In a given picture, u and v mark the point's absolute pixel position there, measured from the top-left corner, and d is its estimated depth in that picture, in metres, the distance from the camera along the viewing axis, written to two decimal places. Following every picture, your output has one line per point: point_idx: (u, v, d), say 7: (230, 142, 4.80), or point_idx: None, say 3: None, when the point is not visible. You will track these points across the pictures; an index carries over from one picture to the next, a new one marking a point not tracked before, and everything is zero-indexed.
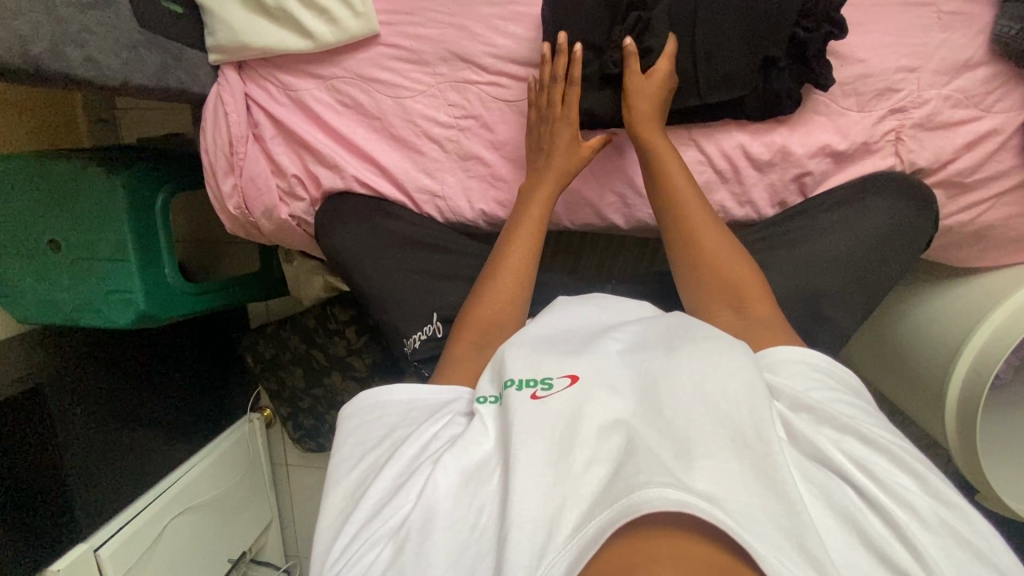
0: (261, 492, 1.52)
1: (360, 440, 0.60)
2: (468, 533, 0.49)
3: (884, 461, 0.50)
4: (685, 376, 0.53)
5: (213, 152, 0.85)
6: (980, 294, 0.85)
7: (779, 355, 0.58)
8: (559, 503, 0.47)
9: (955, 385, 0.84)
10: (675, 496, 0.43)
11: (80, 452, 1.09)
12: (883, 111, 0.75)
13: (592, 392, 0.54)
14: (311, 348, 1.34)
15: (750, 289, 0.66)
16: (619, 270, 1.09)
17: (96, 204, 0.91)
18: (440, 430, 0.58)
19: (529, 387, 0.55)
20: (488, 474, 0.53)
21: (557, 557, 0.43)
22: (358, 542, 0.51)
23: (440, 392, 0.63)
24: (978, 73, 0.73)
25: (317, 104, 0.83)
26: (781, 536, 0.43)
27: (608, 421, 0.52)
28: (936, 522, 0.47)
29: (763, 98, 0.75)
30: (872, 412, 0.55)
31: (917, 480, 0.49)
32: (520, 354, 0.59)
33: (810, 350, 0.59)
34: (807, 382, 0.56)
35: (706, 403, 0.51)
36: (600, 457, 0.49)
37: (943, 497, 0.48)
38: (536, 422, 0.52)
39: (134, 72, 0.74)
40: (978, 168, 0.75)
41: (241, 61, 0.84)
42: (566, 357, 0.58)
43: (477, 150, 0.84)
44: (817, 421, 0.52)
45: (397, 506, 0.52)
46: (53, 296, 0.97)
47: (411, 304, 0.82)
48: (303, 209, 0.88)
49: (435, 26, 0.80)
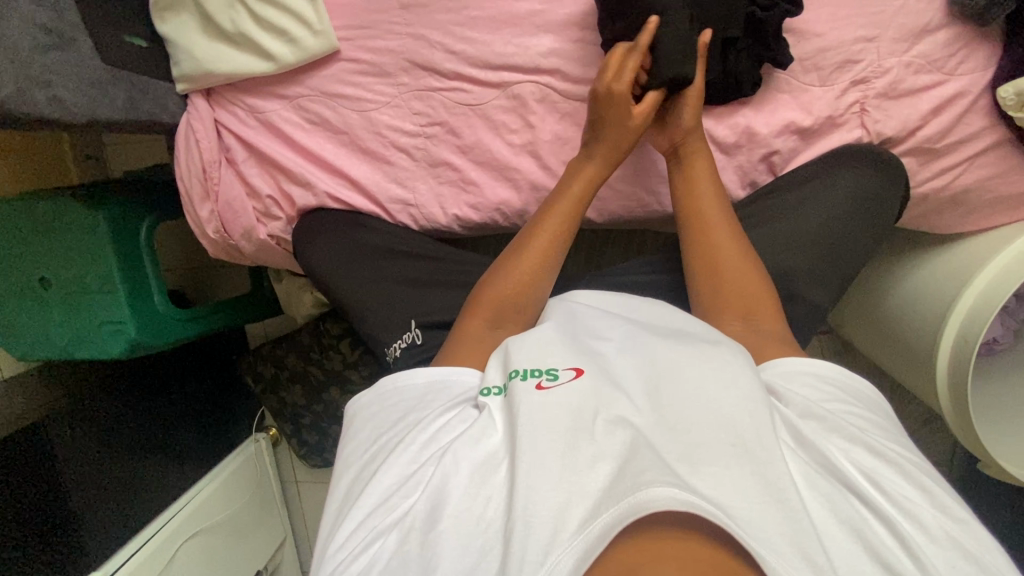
0: (274, 511, 1.54)
1: (377, 424, 0.62)
2: (474, 526, 0.49)
3: (890, 471, 0.52)
4: (692, 374, 0.55)
5: (189, 180, 0.87)
6: (962, 259, 0.84)
7: (786, 367, 0.60)
8: (565, 499, 0.47)
9: (944, 354, 0.83)
10: (680, 497, 0.44)
11: (86, 482, 1.12)
12: (845, 84, 0.75)
13: (596, 389, 0.55)
14: (307, 364, 1.36)
15: (760, 302, 0.66)
16: (605, 264, 1.09)
17: (82, 239, 0.93)
18: (450, 420, 0.58)
19: (534, 376, 0.56)
20: (497, 463, 0.53)
21: (563, 554, 0.43)
22: (364, 530, 0.53)
23: (457, 373, 0.63)
24: (938, 37, 0.72)
25: (286, 123, 0.85)
26: (784, 544, 0.44)
27: (616, 419, 0.53)
28: (940, 534, 0.48)
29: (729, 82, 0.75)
30: (881, 423, 0.57)
31: (926, 495, 0.51)
32: (526, 345, 0.60)
33: (818, 361, 0.61)
34: (821, 394, 0.58)
35: (707, 406, 0.53)
36: (605, 454, 0.50)
37: (950, 511, 0.50)
38: (543, 410, 0.53)
39: (101, 107, 0.76)
40: (948, 132, 0.74)
41: (209, 88, 0.85)
42: (575, 353, 0.59)
43: (446, 156, 0.84)
44: (826, 430, 0.54)
45: (405, 495, 0.54)
46: (48, 332, 0.99)
47: (390, 314, 0.82)
48: (280, 228, 0.89)
49: (393, 37, 0.81)
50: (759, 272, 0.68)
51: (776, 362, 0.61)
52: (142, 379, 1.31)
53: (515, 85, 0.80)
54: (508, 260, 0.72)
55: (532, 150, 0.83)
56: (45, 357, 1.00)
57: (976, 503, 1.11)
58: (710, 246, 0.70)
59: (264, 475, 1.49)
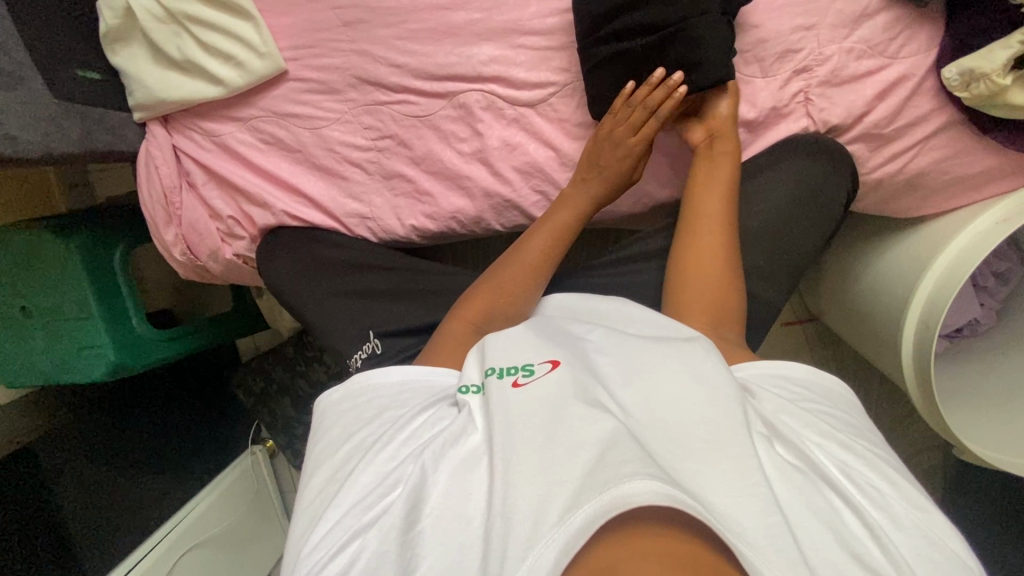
0: (276, 522, 1.55)
1: (350, 422, 0.64)
2: (458, 524, 0.49)
3: (860, 464, 0.53)
4: (663, 371, 0.57)
5: (152, 206, 0.89)
6: (921, 242, 0.83)
7: (750, 372, 0.61)
8: (547, 491, 0.47)
9: (908, 339, 0.82)
10: (662, 491, 0.44)
11: (79, 498, 1.16)
12: (787, 74, 0.74)
13: (574, 379, 0.57)
14: (295, 377, 1.39)
15: (726, 309, 0.67)
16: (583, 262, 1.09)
17: (58, 268, 0.97)
18: (428, 418, 0.61)
19: (510, 375, 0.59)
20: (476, 461, 0.54)
21: (547, 546, 0.42)
22: (341, 529, 0.54)
23: (437, 374, 0.67)
24: (878, 21, 0.71)
25: (242, 145, 0.86)
26: (761, 535, 0.45)
27: (594, 406, 0.54)
28: (909, 524, 0.49)
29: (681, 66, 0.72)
30: (846, 416, 0.59)
31: (893, 484, 0.52)
32: (501, 344, 0.63)
33: (784, 363, 0.62)
34: (786, 391, 0.59)
35: (681, 402, 0.54)
36: (585, 442, 0.50)
37: (917, 501, 0.51)
38: (520, 403, 0.55)
39: (55, 142, 0.80)
40: (895, 115, 0.73)
41: (166, 115, 0.87)
42: (549, 348, 0.62)
43: (399, 168, 0.85)
44: (799, 424, 0.55)
45: (384, 493, 0.55)
46: (31, 360, 1.02)
47: (348, 326, 0.83)
48: (244, 247, 0.91)
49: (338, 55, 0.82)
50: (732, 282, 0.69)
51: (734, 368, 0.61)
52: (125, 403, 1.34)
53: (460, 94, 0.81)
54: (495, 278, 0.75)
55: (482, 157, 0.83)
56: (31, 382, 1.03)
57: (970, 487, 1.09)
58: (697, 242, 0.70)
59: (262, 488, 1.50)
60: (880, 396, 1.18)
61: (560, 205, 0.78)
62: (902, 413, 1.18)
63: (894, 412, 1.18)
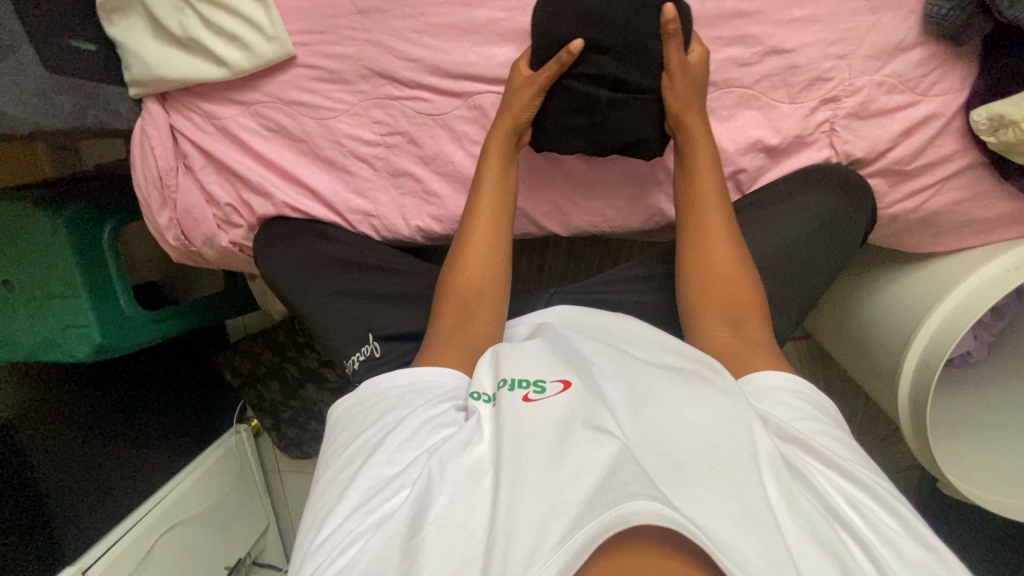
0: (256, 500, 1.56)
1: (355, 425, 0.64)
2: (458, 536, 0.48)
3: (868, 500, 0.53)
4: (672, 398, 0.56)
5: (145, 186, 0.85)
6: (931, 281, 0.82)
7: (762, 383, 0.60)
8: (547, 511, 0.47)
9: (907, 378, 0.82)
10: (664, 513, 0.44)
11: (62, 476, 1.13)
12: (814, 103, 0.72)
13: (584, 399, 0.57)
14: (284, 361, 1.37)
15: (745, 304, 0.67)
16: (588, 270, 1.10)
17: (44, 243, 0.93)
18: (433, 423, 0.60)
19: (522, 388, 0.58)
20: (482, 474, 0.52)
21: (545, 566, 0.43)
22: (344, 532, 0.53)
23: (433, 374, 0.65)
24: (912, 56, 0.69)
25: (243, 131, 0.83)
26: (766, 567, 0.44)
27: (599, 427, 0.54)
28: (916, 563, 0.50)
29: (628, 123, 0.73)
30: (854, 446, 0.59)
31: (899, 521, 0.52)
32: (517, 357, 0.62)
33: (795, 376, 0.62)
34: (793, 412, 0.59)
35: (688, 426, 0.53)
36: (590, 463, 0.50)
37: (926, 540, 0.51)
38: (529, 420, 0.54)
39: (44, 118, 0.75)
40: (918, 153, 0.72)
41: (163, 93, 0.83)
42: (562, 366, 0.61)
43: (407, 166, 0.83)
44: (806, 455, 0.55)
45: (390, 496, 0.55)
46: (11, 334, 0.98)
47: (348, 326, 0.82)
48: (241, 236, 0.88)
49: (350, 43, 0.78)
50: (751, 282, 0.68)
51: (762, 375, 0.61)
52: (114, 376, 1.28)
53: (477, 95, 0.78)
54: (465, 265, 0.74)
55: None
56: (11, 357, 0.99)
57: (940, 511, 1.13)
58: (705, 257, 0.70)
59: (244, 467, 1.50)
60: (861, 418, 1.21)
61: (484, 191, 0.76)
62: (883, 434, 1.21)
63: (875, 431, 1.21)
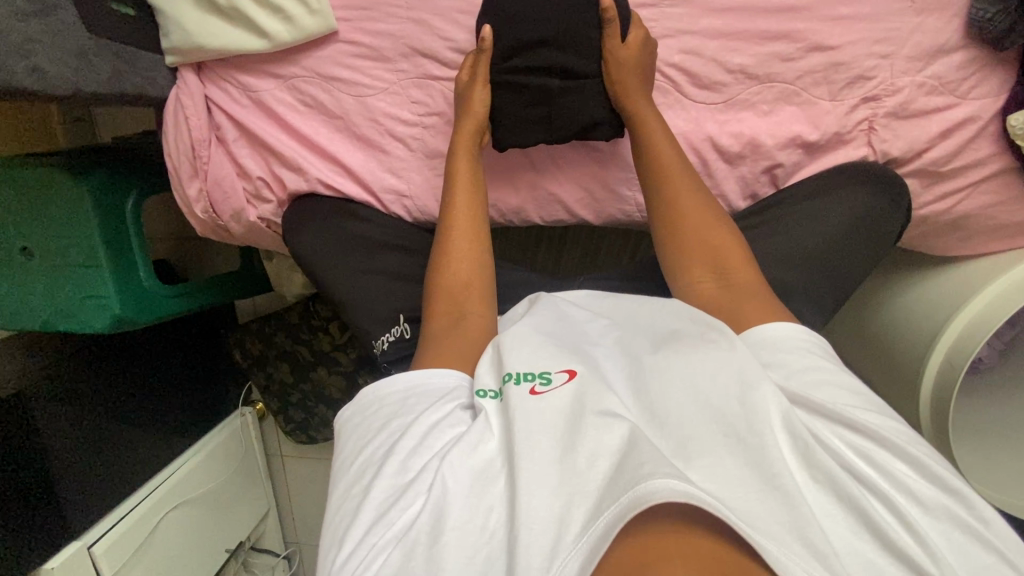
0: (257, 484, 1.55)
1: (359, 436, 0.61)
2: (476, 535, 0.50)
3: (881, 447, 0.51)
4: (676, 374, 0.55)
5: (177, 157, 0.85)
6: (959, 281, 0.84)
7: (770, 333, 0.59)
8: (566, 501, 0.48)
9: (929, 376, 0.83)
10: (680, 488, 0.44)
11: (72, 456, 1.09)
12: (854, 101, 0.73)
13: (591, 385, 0.55)
14: (295, 344, 1.35)
15: (731, 256, 0.67)
16: (606, 262, 1.10)
17: (67, 210, 0.91)
18: (439, 423, 0.59)
19: (528, 381, 0.57)
20: (495, 473, 0.54)
21: (568, 557, 0.44)
22: (365, 547, 0.52)
23: (442, 376, 0.63)
24: (953, 58, 0.70)
25: (279, 104, 0.82)
26: (784, 531, 0.45)
27: (608, 411, 0.53)
28: (936, 507, 0.49)
29: (582, 110, 0.76)
30: (863, 390, 0.56)
31: (915, 467, 0.51)
32: (520, 346, 0.60)
33: (793, 327, 0.60)
34: (792, 368, 0.56)
35: (697, 399, 0.53)
36: (604, 449, 0.50)
37: (947, 483, 0.50)
38: (538, 415, 0.54)
39: (84, 80, 0.73)
40: (954, 155, 0.73)
41: (200, 63, 0.82)
42: (562, 352, 0.59)
43: (443, 148, 0.82)
44: (810, 414, 0.53)
45: (405, 506, 0.53)
46: (28, 302, 0.97)
47: (377, 306, 0.81)
48: (271, 211, 0.87)
49: (394, 21, 0.78)
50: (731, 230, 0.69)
51: (767, 326, 0.60)
52: (117, 353, 1.25)
53: None
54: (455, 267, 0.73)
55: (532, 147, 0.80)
56: (26, 327, 0.98)
57: None
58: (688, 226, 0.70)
59: (247, 451, 1.49)
60: None
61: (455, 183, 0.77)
62: None
63: None
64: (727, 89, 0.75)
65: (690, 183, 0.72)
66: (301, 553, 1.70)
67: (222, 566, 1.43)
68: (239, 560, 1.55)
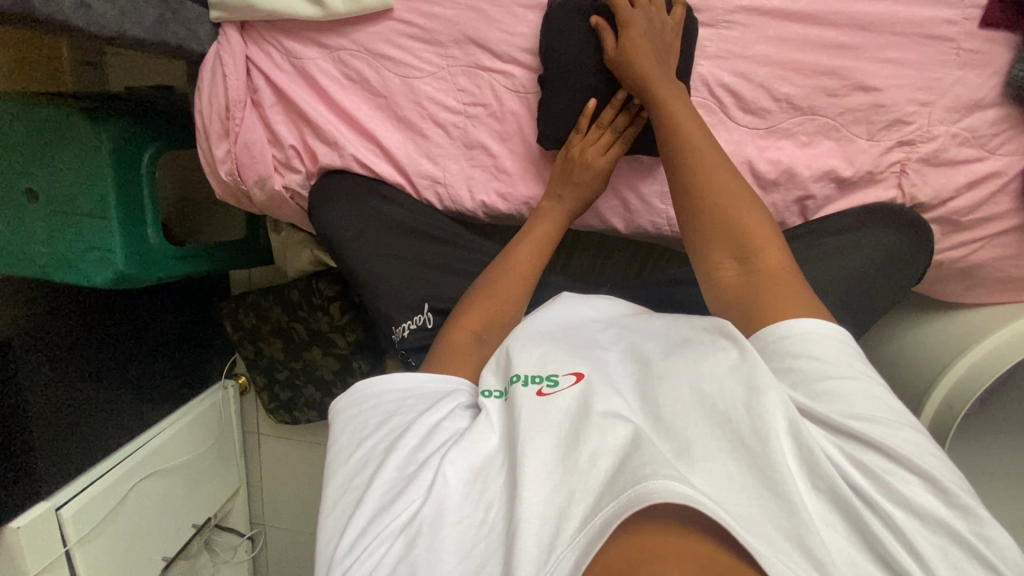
0: (229, 460, 1.50)
1: (356, 429, 0.60)
2: (475, 530, 0.50)
3: (886, 459, 0.48)
4: (680, 380, 0.54)
5: (209, 115, 0.82)
6: (963, 327, 0.87)
7: (800, 329, 0.55)
8: (567, 497, 0.47)
9: (927, 416, 0.86)
10: (679, 490, 0.42)
11: (49, 411, 1.02)
12: (891, 143, 0.76)
13: (595, 387, 0.55)
14: (292, 321, 1.31)
15: (761, 238, 0.62)
16: (610, 269, 1.09)
17: (79, 155, 0.87)
18: (440, 422, 0.58)
19: (535, 383, 0.56)
20: (492, 469, 0.53)
21: (567, 549, 0.43)
22: (368, 536, 0.50)
23: (437, 380, 0.63)
24: (988, 114, 0.73)
25: (322, 75, 0.81)
26: (779, 536, 0.44)
27: (615, 412, 0.52)
28: (938, 522, 0.46)
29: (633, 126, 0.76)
30: (878, 394, 0.52)
31: (919, 477, 0.48)
32: (528, 350, 0.60)
33: (834, 327, 0.55)
34: (805, 373, 0.53)
35: (702, 403, 0.51)
36: (607, 449, 0.49)
37: (950, 497, 0.47)
38: (542, 415, 0.53)
39: (129, 23, 0.70)
40: (976, 207, 0.76)
41: (245, 22, 0.80)
42: (572, 356, 0.59)
43: (483, 139, 0.81)
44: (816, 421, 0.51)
45: (407, 501, 0.51)
46: (27, 247, 0.92)
47: (401, 292, 0.81)
48: (298, 181, 0.85)
49: (452, 6, 0.77)
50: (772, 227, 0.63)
51: (798, 321, 0.55)
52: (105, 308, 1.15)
53: None
54: (491, 287, 0.73)
55: None
56: (19, 273, 0.93)
57: None
58: (716, 203, 0.65)
59: (223, 424, 1.45)
60: None
61: (539, 218, 0.78)
62: None
63: None
64: (772, 116, 0.77)
65: (720, 160, 0.68)
66: (266, 535, 1.65)
67: (186, 542, 1.37)
68: (201, 537, 1.49)
